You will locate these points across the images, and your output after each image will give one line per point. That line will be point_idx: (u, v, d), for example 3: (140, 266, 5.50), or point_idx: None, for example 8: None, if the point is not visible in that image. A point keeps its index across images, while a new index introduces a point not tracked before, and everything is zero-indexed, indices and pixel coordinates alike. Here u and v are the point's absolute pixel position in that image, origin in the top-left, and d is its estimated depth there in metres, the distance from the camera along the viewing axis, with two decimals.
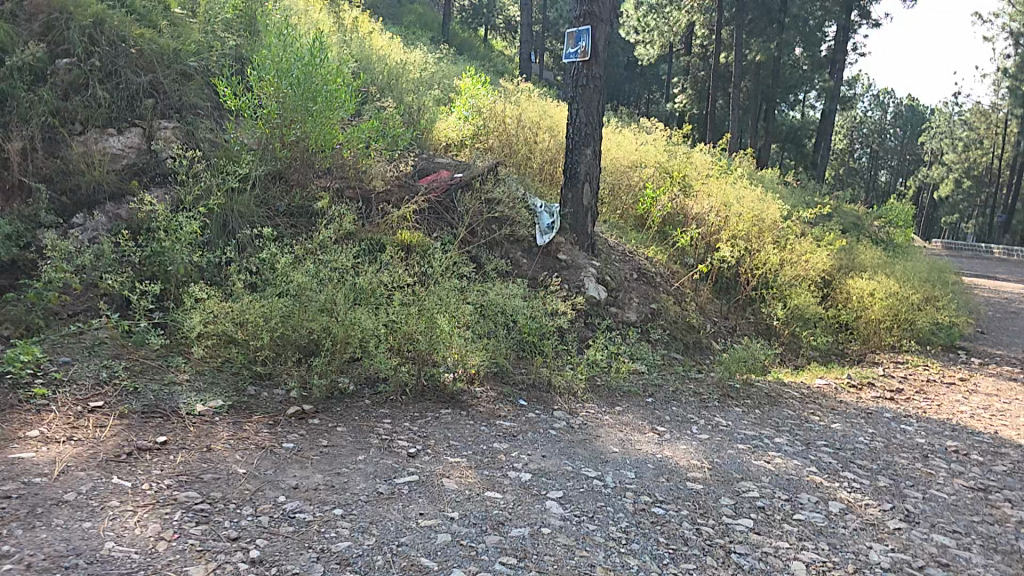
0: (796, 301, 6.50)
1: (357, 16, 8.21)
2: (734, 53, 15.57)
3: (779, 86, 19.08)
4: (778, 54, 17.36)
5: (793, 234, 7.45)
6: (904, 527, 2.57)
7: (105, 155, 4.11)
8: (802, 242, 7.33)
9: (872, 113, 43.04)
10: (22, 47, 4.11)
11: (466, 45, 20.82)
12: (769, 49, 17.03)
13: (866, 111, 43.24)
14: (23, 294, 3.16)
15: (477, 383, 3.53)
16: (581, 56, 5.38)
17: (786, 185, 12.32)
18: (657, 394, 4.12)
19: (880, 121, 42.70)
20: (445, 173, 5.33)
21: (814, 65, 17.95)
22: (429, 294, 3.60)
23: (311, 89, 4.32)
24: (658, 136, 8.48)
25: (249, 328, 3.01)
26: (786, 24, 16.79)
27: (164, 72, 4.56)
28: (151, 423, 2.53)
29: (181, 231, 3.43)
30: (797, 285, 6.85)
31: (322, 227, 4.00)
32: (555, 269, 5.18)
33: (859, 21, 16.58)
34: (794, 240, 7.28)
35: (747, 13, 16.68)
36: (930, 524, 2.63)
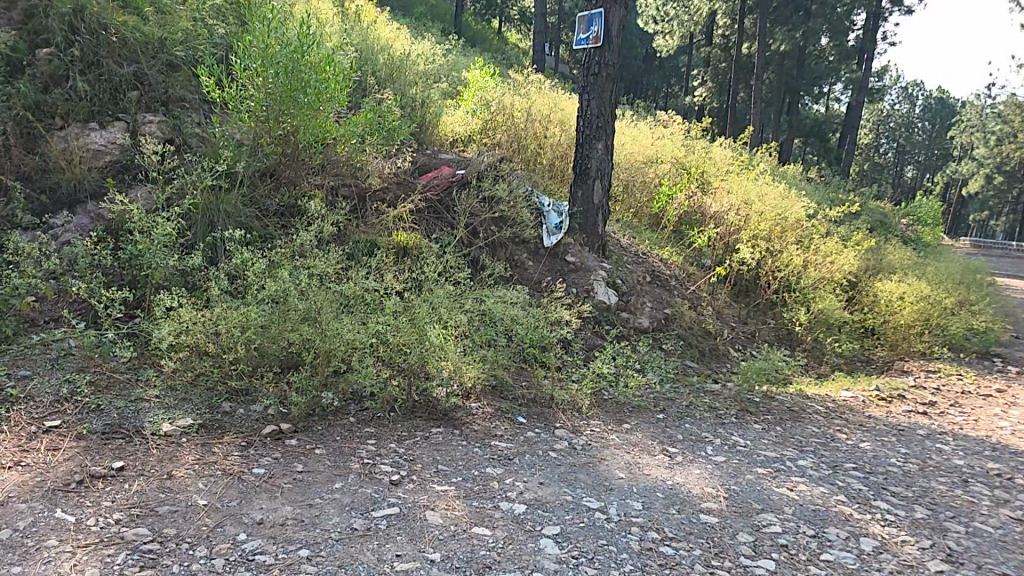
0: (821, 306, 6.16)
1: (364, 7, 7.99)
2: (756, 44, 15.14)
3: (805, 79, 18.58)
4: (803, 44, 16.82)
5: (817, 235, 7.09)
6: (947, 571, 2.26)
7: (85, 152, 4.04)
8: (827, 243, 6.97)
9: (899, 108, 42.08)
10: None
11: (481, 38, 20.54)
12: (794, 39, 16.48)
13: (892, 106, 42.30)
14: None
15: (472, 399, 3.29)
16: (593, 42, 5.11)
17: (811, 182, 11.95)
18: (669, 409, 3.85)
19: (906, 115, 41.69)
20: (447, 170, 5.11)
21: (840, 56, 17.40)
22: (423, 303, 3.37)
23: (299, 79, 4.05)
24: (675, 129, 8.11)
25: (224, 339, 2.83)
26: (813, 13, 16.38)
27: (148, 63, 4.43)
28: (110, 445, 2.34)
29: (158, 233, 3.25)
30: (821, 288, 6.50)
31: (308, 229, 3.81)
32: (562, 272, 4.96)
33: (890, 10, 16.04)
34: (818, 240, 6.93)
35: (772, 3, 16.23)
36: (975, 565, 2.32)
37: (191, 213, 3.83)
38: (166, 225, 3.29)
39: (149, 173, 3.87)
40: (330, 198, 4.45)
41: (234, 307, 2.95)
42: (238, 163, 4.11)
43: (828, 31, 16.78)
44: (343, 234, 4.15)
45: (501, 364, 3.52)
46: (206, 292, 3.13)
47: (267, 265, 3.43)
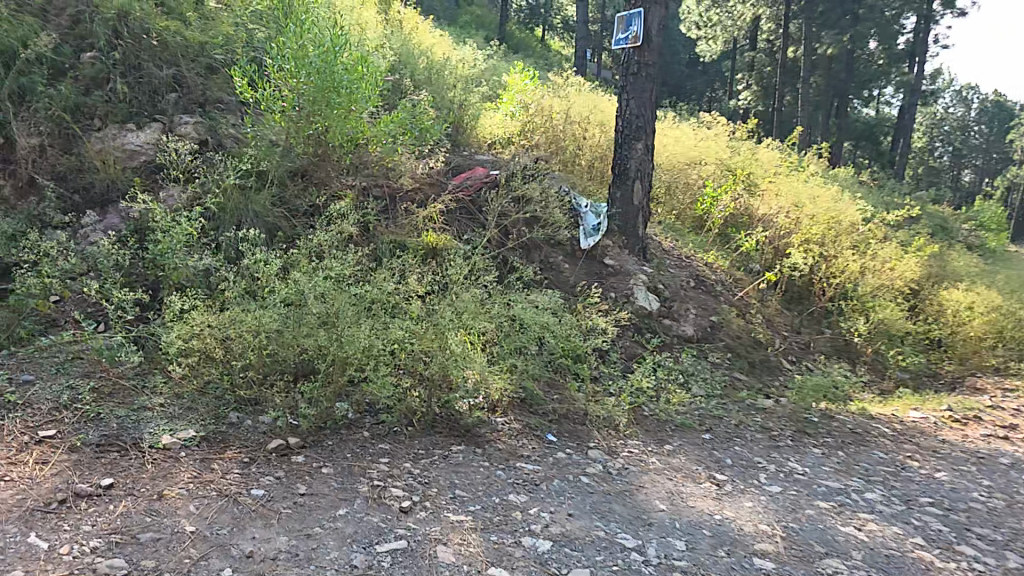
0: (881, 315, 5.70)
1: (404, 14, 7.82)
2: (802, 46, 14.61)
3: (855, 80, 17.85)
4: (849, 46, 16.21)
5: (875, 239, 6.60)
6: None
7: (121, 153, 3.74)
8: (885, 247, 6.47)
9: (957, 109, 40.26)
10: (38, 37, 3.81)
11: (523, 46, 20.38)
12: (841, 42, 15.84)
13: (950, 108, 40.48)
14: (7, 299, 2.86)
15: (499, 412, 3.05)
16: (632, 42, 4.83)
17: (864, 185, 11.37)
18: (717, 429, 3.56)
19: (965, 116, 39.81)
20: (481, 170, 4.86)
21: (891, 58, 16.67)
22: (448, 307, 3.12)
23: (332, 80, 3.87)
24: (718, 129, 7.72)
25: (234, 344, 2.57)
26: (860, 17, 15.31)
27: (189, 67, 4.23)
28: (103, 460, 2.14)
29: (180, 231, 3.03)
30: (880, 296, 6.02)
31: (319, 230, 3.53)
32: (599, 275, 4.69)
33: (943, 9, 15.31)
34: (875, 245, 6.43)
35: (819, 6, 15.66)
36: None
37: (219, 215, 3.60)
38: (188, 221, 3.08)
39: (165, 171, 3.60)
40: (361, 199, 4.15)
41: (249, 308, 2.69)
42: (268, 163, 3.92)
43: (876, 32, 16.12)
44: (371, 232, 3.93)
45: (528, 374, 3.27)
46: (221, 291, 2.90)
47: (286, 266, 3.23)
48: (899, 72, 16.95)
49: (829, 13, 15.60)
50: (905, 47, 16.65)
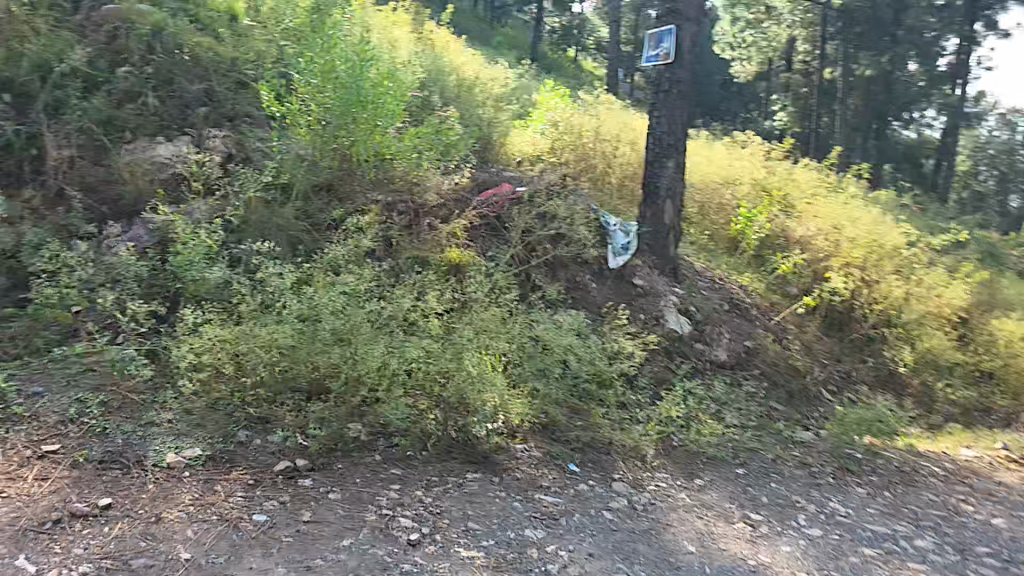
0: (928, 345, 5.48)
1: (437, 33, 7.86)
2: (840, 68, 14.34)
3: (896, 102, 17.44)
4: (890, 70, 15.69)
5: (922, 264, 6.25)
6: None
7: (153, 167, 3.67)
8: (933, 272, 6.10)
9: None
10: (73, 52, 3.91)
11: (556, 66, 20.49)
12: (880, 64, 15.39)
13: None
14: (25, 310, 2.83)
15: (520, 438, 2.90)
16: (663, 60, 4.73)
17: (906, 207, 11.01)
18: (752, 463, 3.45)
19: None
20: (508, 186, 4.70)
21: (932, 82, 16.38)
22: (468, 327, 3.03)
23: (359, 94, 3.85)
24: (754, 149, 7.50)
25: (246, 360, 2.48)
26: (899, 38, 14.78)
27: (220, 82, 4.25)
28: (104, 479, 2.05)
29: (200, 242, 3.01)
30: (927, 323, 5.70)
31: (335, 245, 3.40)
32: (628, 297, 4.53)
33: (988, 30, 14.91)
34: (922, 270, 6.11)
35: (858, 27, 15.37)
36: None
37: (244, 227, 3.55)
38: (207, 233, 3.04)
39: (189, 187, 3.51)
40: (385, 215, 4.02)
41: (264, 323, 2.62)
42: (295, 176, 3.87)
43: (918, 54, 15.76)
44: (394, 249, 3.86)
45: (548, 398, 3.14)
46: (236, 303, 2.83)
47: (303, 279, 3.17)
48: (943, 94, 16.52)
49: (868, 33, 14.91)
50: (948, 70, 16.28)
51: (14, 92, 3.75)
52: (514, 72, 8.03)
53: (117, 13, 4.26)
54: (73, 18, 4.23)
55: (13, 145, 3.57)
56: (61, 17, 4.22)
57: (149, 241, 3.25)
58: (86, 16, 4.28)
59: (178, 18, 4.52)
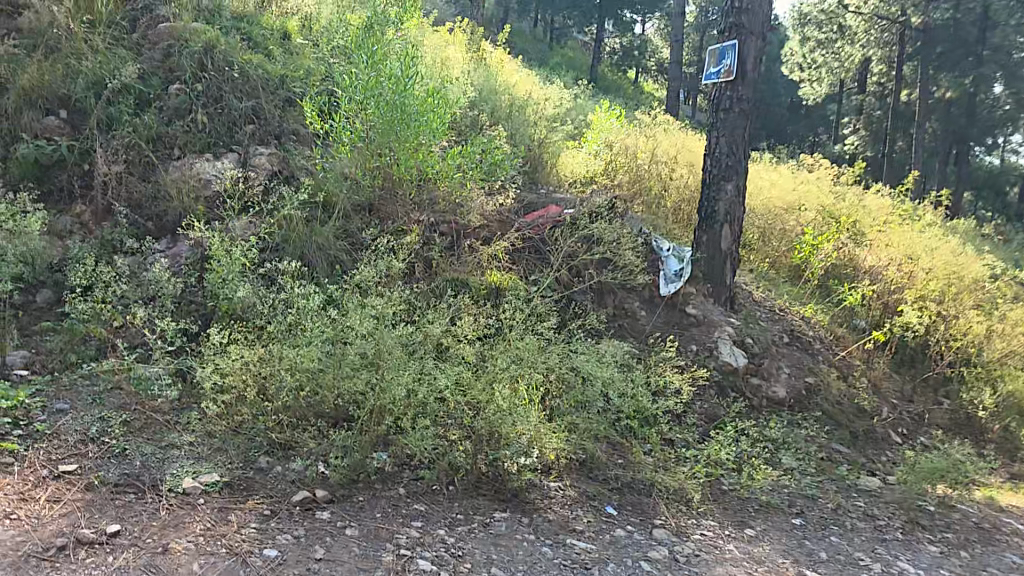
0: (1012, 388, 5.04)
1: (492, 53, 7.90)
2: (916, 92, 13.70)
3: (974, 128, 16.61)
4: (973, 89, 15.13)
5: (1005, 300, 5.89)
6: None
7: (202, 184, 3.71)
8: (1015, 309, 5.76)
9: None
10: (126, 69, 4.04)
11: (615, 88, 20.36)
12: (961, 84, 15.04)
13: None
14: (62, 323, 2.86)
15: (554, 476, 2.75)
16: (725, 76, 4.60)
17: (988, 238, 10.34)
18: (810, 513, 3.17)
19: None
20: (554, 209, 4.58)
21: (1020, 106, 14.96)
22: (503, 353, 2.90)
23: (401, 110, 3.80)
24: (821, 173, 7.13)
25: (270, 383, 2.41)
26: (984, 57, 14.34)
27: (269, 101, 4.32)
28: (116, 503, 2.00)
29: (234, 259, 2.96)
30: (1009, 364, 5.31)
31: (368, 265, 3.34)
32: (681, 326, 4.37)
33: None
34: (1004, 307, 5.72)
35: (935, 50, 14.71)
36: None
37: (285, 246, 3.58)
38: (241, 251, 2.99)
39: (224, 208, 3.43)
40: (427, 235, 4.01)
41: (291, 344, 2.55)
42: (338, 195, 3.91)
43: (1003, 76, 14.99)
44: (435, 272, 3.80)
45: (587, 432, 2.96)
46: (263, 325, 2.78)
47: (333, 300, 3.10)
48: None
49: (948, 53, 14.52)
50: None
51: (71, 109, 3.96)
52: (568, 92, 7.95)
53: (171, 31, 4.40)
54: (130, 37, 4.41)
55: (68, 160, 3.77)
56: (119, 36, 4.38)
57: (189, 259, 3.24)
58: (143, 35, 4.45)
59: (232, 37, 4.65)
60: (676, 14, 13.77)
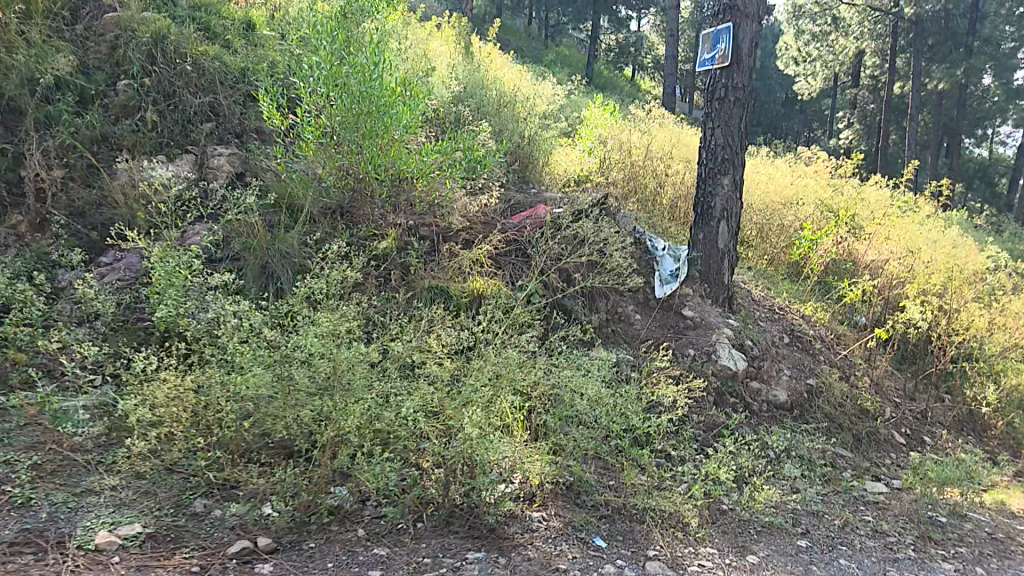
0: (1016, 382, 4.89)
1: (484, 47, 7.64)
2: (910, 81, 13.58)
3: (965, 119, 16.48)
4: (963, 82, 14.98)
5: (1005, 290, 5.72)
6: None
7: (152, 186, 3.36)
8: (1016, 299, 5.59)
9: None
10: (63, 61, 3.78)
11: (611, 85, 20.10)
12: (954, 76, 14.50)
13: None
14: None
15: (536, 504, 2.57)
16: (719, 62, 4.38)
17: (985, 230, 10.19)
18: (815, 533, 2.94)
19: None
20: (544, 208, 4.34)
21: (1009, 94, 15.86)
22: (479, 371, 2.64)
23: (370, 102, 3.51)
24: (819, 166, 6.95)
25: (209, 413, 2.11)
26: (975, 48, 14.64)
27: (226, 93, 4.14)
28: (7, 568, 1.67)
29: (169, 272, 2.67)
30: (1011, 356, 5.12)
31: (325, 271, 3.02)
32: (677, 329, 4.16)
33: None
34: (1005, 299, 5.52)
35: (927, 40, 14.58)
36: None
37: (245, 254, 3.39)
38: (182, 262, 2.71)
39: (167, 219, 3.20)
40: (405, 239, 3.82)
41: (235, 364, 2.24)
42: (304, 196, 3.68)
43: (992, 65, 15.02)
44: (411, 279, 3.58)
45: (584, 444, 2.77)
46: (202, 343, 2.43)
47: (287, 313, 2.75)
48: None
49: (940, 46, 14.69)
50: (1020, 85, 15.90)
51: None
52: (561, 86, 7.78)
53: (118, 21, 4.16)
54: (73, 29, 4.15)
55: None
56: (59, 27, 4.03)
57: (139, 271, 3.10)
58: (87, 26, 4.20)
59: (185, 26, 4.40)
60: (670, 8, 13.49)
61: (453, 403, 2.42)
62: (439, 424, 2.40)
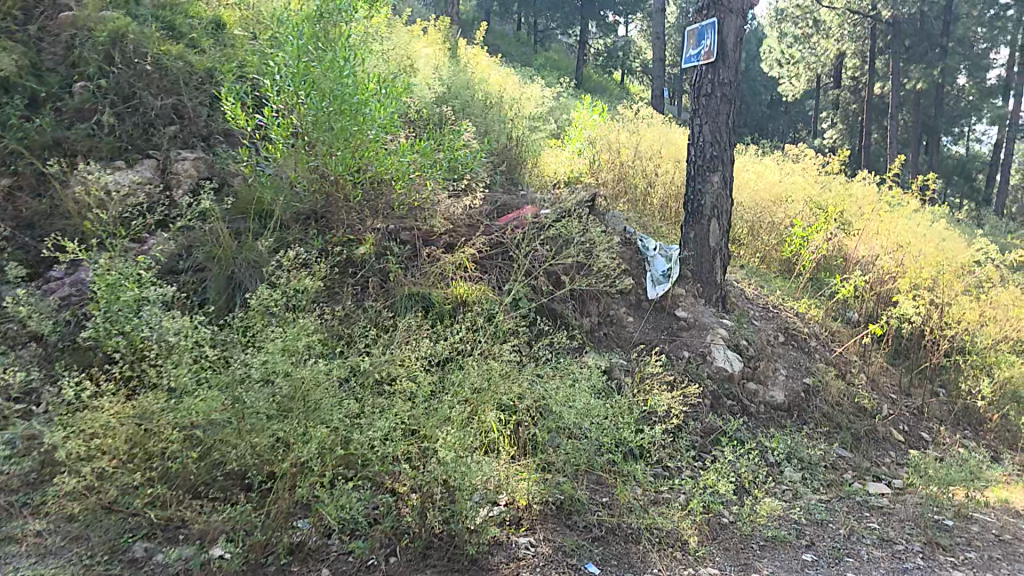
0: (1008, 373, 4.68)
1: (471, 50, 7.39)
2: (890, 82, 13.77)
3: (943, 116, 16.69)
4: (941, 81, 15.09)
5: (994, 282, 5.55)
6: None
7: (103, 193, 3.11)
8: (1004, 291, 5.42)
9: None
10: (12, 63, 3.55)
11: (597, 86, 19.95)
12: (931, 76, 14.71)
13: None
14: None
15: (523, 527, 2.41)
16: (704, 58, 4.24)
17: (970, 224, 10.18)
18: (820, 544, 2.75)
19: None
20: (530, 209, 4.12)
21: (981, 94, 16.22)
22: (453, 384, 2.49)
23: (340, 99, 3.26)
24: (806, 162, 6.84)
25: (156, 447, 2.00)
26: (950, 49, 14.75)
27: (190, 94, 3.92)
28: None
29: (113, 289, 2.43)
30: (1003, 349, 4.97)
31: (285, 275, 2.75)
32: (671, 331, 3.98)
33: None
34: (995, 290, 5.40)
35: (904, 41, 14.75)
36: None
37: (209, 264, 3.19)
38: (131, 276, 2.49)
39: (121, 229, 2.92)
40: (385, 244, 3.58)
41: (186, 388, 2.10)
42: (275, 202, 3.43)
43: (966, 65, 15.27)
44: (391, 285, 3.37)
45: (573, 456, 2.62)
46: (148, 361, 2.26)
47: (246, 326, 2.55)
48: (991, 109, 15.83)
49: (916, 46, 14.61)
50: (996, 83, 15.91)
51: None
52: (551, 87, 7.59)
53: (75, 20, 3.92)
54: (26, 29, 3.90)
55: None
56: (9, 26, 3.78)
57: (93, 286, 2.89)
58: (42, 26, 3.96)
59: (147, 25, 4.17)
60: (654, 8, 13.36)
61: (432, 421, 2.29)
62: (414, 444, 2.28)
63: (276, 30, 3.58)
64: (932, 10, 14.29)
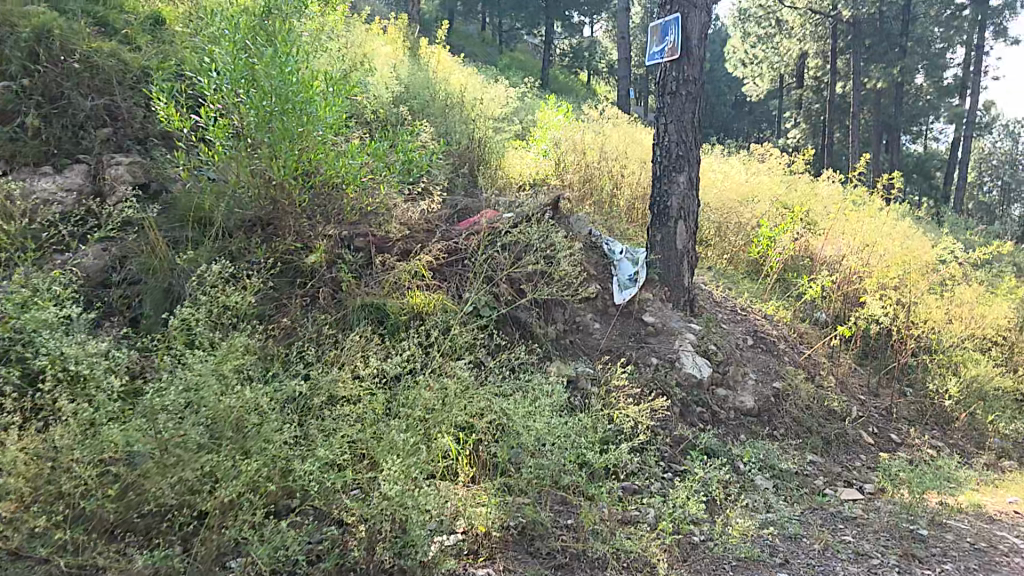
0: (974, 372, 4.69)
1: (432, 49, 7.18)
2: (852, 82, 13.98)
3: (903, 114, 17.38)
4: (901, 80, 15.51)
5: (957, 280, 5.56)
6: None
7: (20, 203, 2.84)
8: (967, 288, 5.42)
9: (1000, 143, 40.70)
10: None
11: (565, 89, 19.92)
12: (891, 75, 14.99)
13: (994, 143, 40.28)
14: None
15: (479, 559, 2.25)
16: (668, 56, 4.13)
17: (930, 222, 10.36)
18: (795, 561, 2.60)
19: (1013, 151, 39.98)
20: (491, 213, 3.96)
21: (938, 94, 16.58)
22: (401, 406, 2.37)
23: (283, 98, 3.03)
24: (771, 162, 6.83)
25: (67, 483, 1.78)
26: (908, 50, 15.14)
27: (124, 94, 3.70)
28: None
29: (24, 310, 2.20)
30: (970, 346, 4.95)
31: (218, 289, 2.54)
32: (638, 337, 3.86)
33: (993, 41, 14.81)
34: (958, 287, 5.41)
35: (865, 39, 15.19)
36: None
37: (144, 277, 2.98)
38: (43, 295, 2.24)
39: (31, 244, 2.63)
40: (338, 252, 3.39)
41: (100, 418, 1.92)
42: (216, 210, 3.22)
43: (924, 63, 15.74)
44: (343, 297, 3.18)
45: (536, 476, 2.50)
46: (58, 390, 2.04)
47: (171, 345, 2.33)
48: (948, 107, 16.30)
49: (877, 45, 15.11)
50: (953, 81, 16.42)
51: None
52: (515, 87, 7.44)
53: None
54: None
55: None
56: None
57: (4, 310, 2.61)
58: None
59: (74, 19, 3.89)
60: (619, 9, 13.34)
61: (383, 445, 2.17)
62: (360, 471, 2.16)
63: (212, 24, 3.33)
64: (890, 12, 14.54)
